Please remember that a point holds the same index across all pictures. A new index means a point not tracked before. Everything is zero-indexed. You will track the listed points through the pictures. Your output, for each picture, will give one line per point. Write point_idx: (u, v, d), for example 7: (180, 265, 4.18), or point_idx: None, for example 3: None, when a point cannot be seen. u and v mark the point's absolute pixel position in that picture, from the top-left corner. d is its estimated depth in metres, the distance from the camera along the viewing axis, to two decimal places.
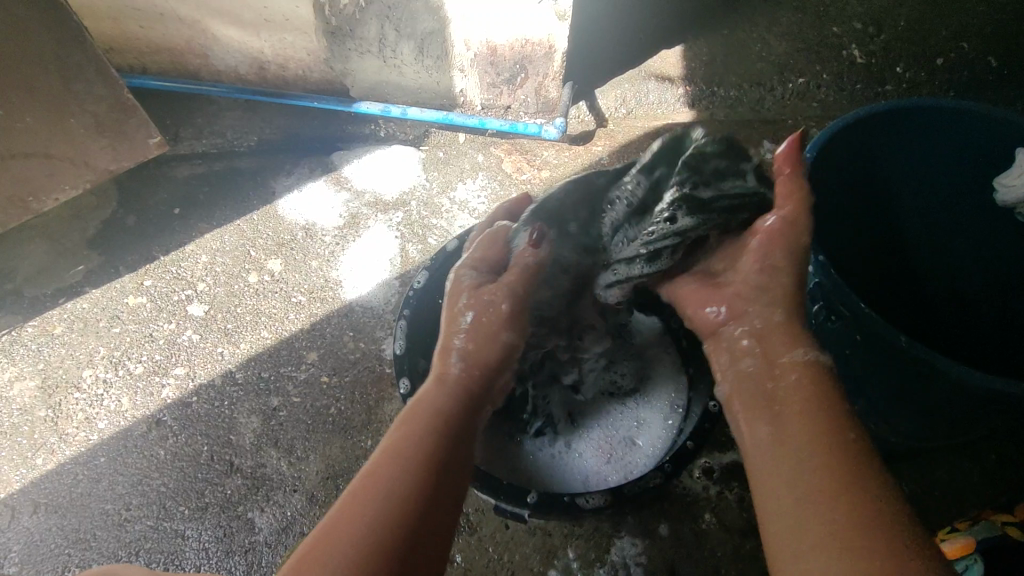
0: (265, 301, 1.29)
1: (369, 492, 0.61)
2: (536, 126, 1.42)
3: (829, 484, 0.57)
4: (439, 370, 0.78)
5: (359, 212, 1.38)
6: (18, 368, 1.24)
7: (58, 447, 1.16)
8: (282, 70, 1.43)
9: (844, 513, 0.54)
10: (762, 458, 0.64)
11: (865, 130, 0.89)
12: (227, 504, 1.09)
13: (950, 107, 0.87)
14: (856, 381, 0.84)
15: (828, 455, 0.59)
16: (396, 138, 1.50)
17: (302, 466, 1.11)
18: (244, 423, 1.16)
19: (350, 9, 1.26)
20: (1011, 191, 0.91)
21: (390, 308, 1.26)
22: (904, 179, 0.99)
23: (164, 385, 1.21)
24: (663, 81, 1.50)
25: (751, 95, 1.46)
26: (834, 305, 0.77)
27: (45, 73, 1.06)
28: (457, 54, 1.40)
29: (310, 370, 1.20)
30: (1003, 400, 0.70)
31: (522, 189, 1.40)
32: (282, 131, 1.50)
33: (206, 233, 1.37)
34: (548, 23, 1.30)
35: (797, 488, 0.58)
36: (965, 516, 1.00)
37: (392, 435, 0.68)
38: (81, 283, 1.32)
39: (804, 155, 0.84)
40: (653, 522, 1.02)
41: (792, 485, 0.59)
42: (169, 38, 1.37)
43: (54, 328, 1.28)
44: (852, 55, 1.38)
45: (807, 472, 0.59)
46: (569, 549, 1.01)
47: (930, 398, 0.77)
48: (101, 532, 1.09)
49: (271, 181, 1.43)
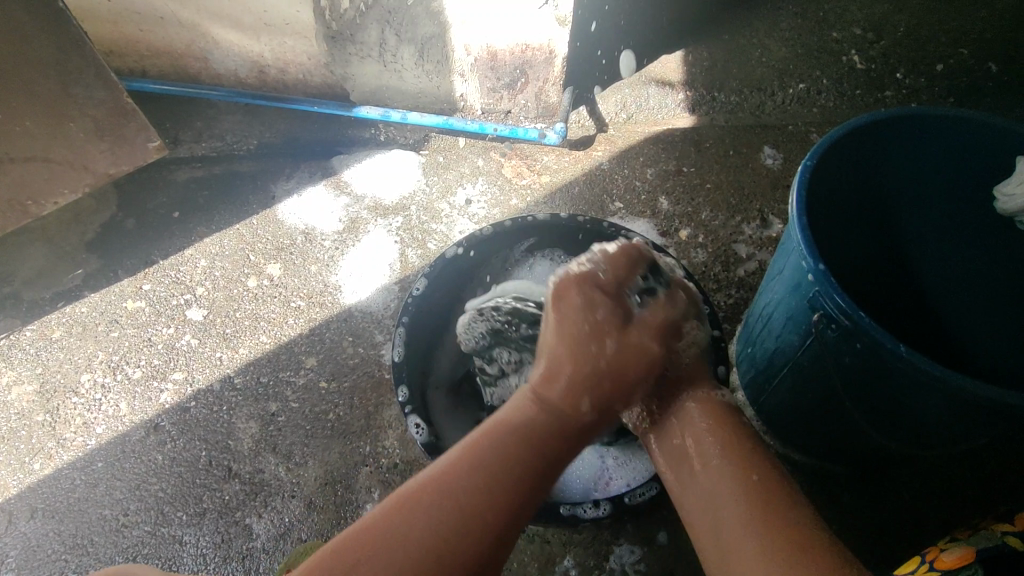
0: (264, 305, 1.29)
1: (434, 512, 0.57)
2: (536, 132, 1.41)
3: (745, 505, 0.62)
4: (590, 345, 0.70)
5: (358, 216, 1.38)
6: (16, 372, 1.24)
7: (56, 452, 1.16)
8: (282, 74, 1.43)
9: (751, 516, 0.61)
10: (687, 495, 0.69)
11: (864, 138, 0.89)
12: (225, 510, 1.09)
13: (950, 114, 0.87)
14: (855, 391, 0.84)
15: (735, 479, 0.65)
16: (397, 142, 1.50)
17: (301, 472, 1.11)
18: (242, 428, 1.16)
19: (351, 13, 1.26)
20: (1011, 200, 0.90)
21: (389, 313, 1.26)
22: (903, 187, 0.99)
23: (163, 390, 1.21)
24: (663, 86, 1.47)
25: (751, 100, 1.44)
26: (833, 314, 0.77)
27: (46, 77, 1.06)
28: (458, 58, 1.39)
29: (309, 375, 1.20)
30: (1002, 410, 0.70)
31: (522, 194, 1.39)
32: (282, 135, 1.50)
33: (205, 238, 1.37)
34: (548, 27, 1.32)
35: (718, 501, 0.64)
36: (964, 526, 0.99)
37: (489, 432, 0.64)
38: (80, 287, 1.32)
39: (804, 162, 0.84)
40: (652, 530, 1.02)
41: (715, 517, 0.64)
42: (168, 42, 1.37)
43: (53, 331, 1.28)
44: (852, 60, 1.40)
45: (727, 499, 0.64)
46: (568, 557, 1.01)
47: (930, 408, 0.77)
48: (99, 537, 1.08)
49: (270, 185, 1.43)
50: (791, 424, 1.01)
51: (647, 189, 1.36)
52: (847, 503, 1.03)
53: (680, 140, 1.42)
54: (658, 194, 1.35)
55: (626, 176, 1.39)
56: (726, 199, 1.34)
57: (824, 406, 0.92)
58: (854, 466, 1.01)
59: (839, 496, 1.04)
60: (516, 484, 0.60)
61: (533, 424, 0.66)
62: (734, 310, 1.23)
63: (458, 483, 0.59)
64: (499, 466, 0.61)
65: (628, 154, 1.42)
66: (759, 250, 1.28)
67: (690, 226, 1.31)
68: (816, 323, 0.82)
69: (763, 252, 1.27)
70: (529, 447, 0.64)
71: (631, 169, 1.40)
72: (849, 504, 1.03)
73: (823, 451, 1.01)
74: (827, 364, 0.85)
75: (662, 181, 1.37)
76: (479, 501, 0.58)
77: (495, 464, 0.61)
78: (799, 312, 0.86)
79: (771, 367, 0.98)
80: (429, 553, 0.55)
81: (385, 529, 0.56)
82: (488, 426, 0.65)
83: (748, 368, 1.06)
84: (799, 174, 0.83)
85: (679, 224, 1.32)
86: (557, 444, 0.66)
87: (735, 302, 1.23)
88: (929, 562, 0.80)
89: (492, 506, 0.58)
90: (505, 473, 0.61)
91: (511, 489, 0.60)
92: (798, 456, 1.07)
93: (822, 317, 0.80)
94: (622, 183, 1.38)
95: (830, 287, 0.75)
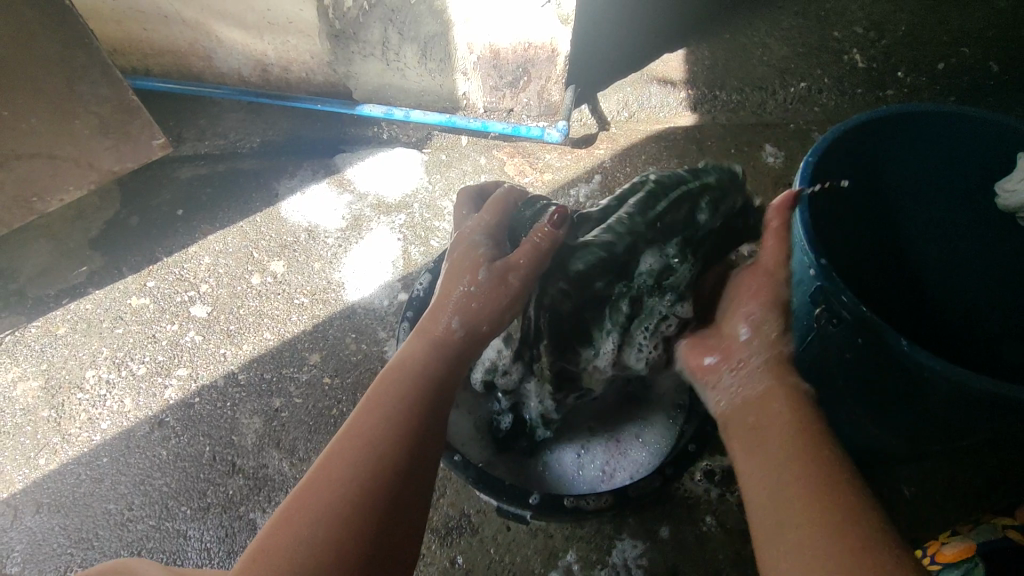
0: (268, 302, 1.29)
1: (333, 473, 0.64)
2: (539, 129, 1.42)
3: (817, 500, 0.57)
4: (431, 329, 0.78)
5: (361, 214, 1.39)
6: (21, 368, 1.25)
7: (61, 447, 1.17)
8: (286, 72, 1.44)
9: (829, 522, 0.54)
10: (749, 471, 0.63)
11: (866, 135, 0.90)
12: (229, 505, 1.09)
13: (953, 111, 0.88)
14: (856, 385, 0.85)
15: (809, 468, 0.60)
16: (399, 140, 1.50)
17: (304, 467, 1.12)
18: (246, 424, 1.16)
19: (354, 12, 1.27)
20: (1012, 196, 0.91)
21: (392, 310, 1.26)
22: (905, 185, 1.00)
23: (167, 386, 1.21)
24: (665, 84, 1.48)
25: (752, 99, 1.45)
26: (836, 309, 0.78)
27: (51, 74, 1.06)
28: (460, 57, 1.40)
29: (312, 371, 1.20)
30: (1002, 404, 0.70)
31: (524, 193, 1.40)
32: (286, 133, 1.51)
33: (209, 235, 1.38)
34: (551, 25, 1.31)
35: (787, 490, 0.59)
36: (963, 521, 1.00)
37: (372, 398, 0.71)
38: (85, 283, 1.33)
39: (808, 158, 0.85)
40: (654, 524, 1.03)
41: (782, 500, 0.59)
42: (173, 40, 1.38)
43: (58, 327, 1.28)
44: (853, 59, 1.40)
45: (799, 485, 0.59)
46: (570, 551, 1.01)
47: (930, 403, 0.77)
48: (104, 532, 1.09)
49: (274, 182, 1.44)
50: None
51: None
52: None
53: (682, 138, 1.43)
54: None
55: (628, 174, 1.39)
56: None
57: (826, 402, 0.93)
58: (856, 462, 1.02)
59: None
60: (394, 425, 0.69)
61: (410, 373, 0.74)
62: None
63: (352, 450, 0.66)
64: (386, 425, 0.68)
65: (630, 153, 1.42)
66: None
67: None
68: (817, 318, 0.82)
69: None
70: (396, 393, 0.71)
71: (633, 167, 1.40)
72: None
73: None
74: (829, 358, 0.86)
75: None
76: (372, 451, 0.66)
77: (372, 422, 0.68)
78: (801, 308, 0.87)
79: None
80: (340, 504, 0.61)
81: (294, 505, 0.62)
82: (369, 394, 0.72)
83: None
84: (802, 170, 0.83)
85: None
86: (428, 376, 0.74)
87: None
88: (931, 555, 0.82)
89: (380, 455, 0.66)
90: (393, 427, 0.68)
91: (396, 432, 0.68)
92: None
93: (824, 312, 0.80)
94: (624, 181, 1.39)
95: (833, 281, 0.76)
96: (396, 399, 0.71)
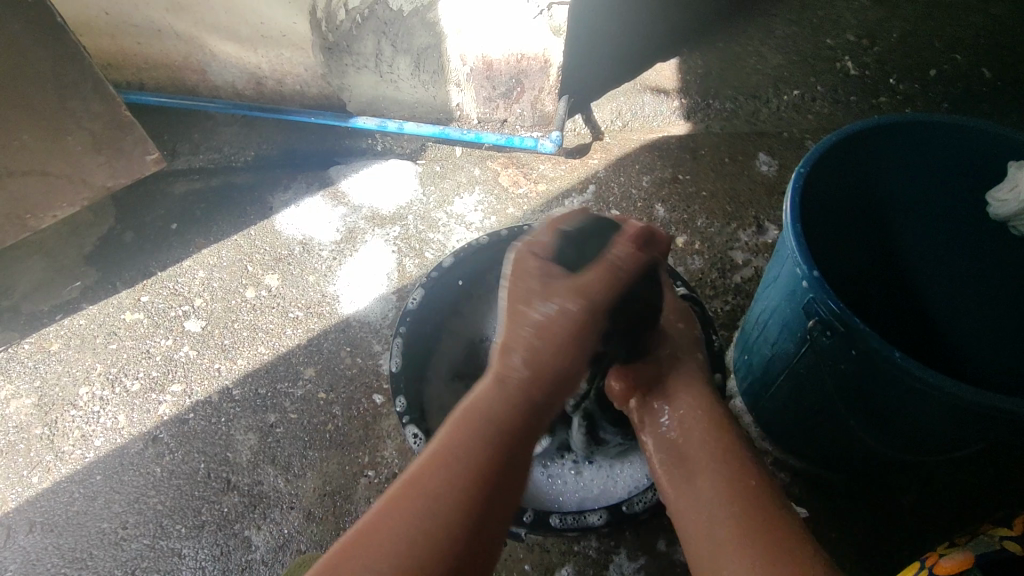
0: (262, 316, 1.29)
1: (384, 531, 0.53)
2: (533, 140, 1.42)
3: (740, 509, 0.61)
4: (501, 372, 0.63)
5: (356, 226, 1.39)
6: (14, 386, 1.24)
7: (55, 465, 1.16)
8: (279, 85, 1.44)
9: (748, 523, 0.59)
10: (679, 500, 0.67)
11: (853, 147, 0.90)
12: (225, 522, 1.09)
13: (944, 121, 0.88)
14: (849, 397, 0.85)
15: (727, 482, 0.64)
16: (394, 152, 1.51)
17: (300, 483, 1.11)
18: (241, 440, 1.16)
19: (348, 25, 1.28)
20: (1002, 206, 0.90)
21: (387, 323, 1.26)
22: (898, 195, 1.00)
23: (161, 402, 1.21)
24: (658, 93, 1.47)
25: (747, 107, 1.44)
26: (829, 321, 0.77)
27: (45, 92, 1.07)
28: (453, 68, 1.39)
29: (308, 386, 1.20)
30: (997, 417, 0.70)
31: (519, 204, 1.40)
32: (280, 146, 1.51)
33: (202, 249, 1.38)
34: (544, 36, 1.29)
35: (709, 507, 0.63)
36: (961, 531, 0.99)
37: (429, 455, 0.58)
38: (78, 299, 1.32)
39: (798, 170, 0.85)
40: (652, 538, 1.02)
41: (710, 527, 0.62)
42: (167, 54, 1.37)
43: (51, 344, 1.28)
44: (846, 67, 1.42)
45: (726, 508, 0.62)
46: (567, 566, 1.01)
47: (925, 415, 0.77)
48: (97, 551, 1.08)
49: (269, 197, 1.44)
50: (789, 431, 1.01)
51: (644, 197, 1.37)
52: (846, 512, 1.03)
53: (676, 148, 1.43)
54: (655, 202, 1.36)
55: (623, 185, 1.39)
56: (723, 206, 1.34)
57: (821, 412, 0.92)
58: (853, 473, 1.01)
59: (838, 503, 1.04)
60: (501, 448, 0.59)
61: (460, 443, 0.58)
62: (730, 317, 1.22)
63: (401, 511, 0.54)
64: (447, 485, 0.55)
65: (624, 163, 1.42)
66: (756, 257, 1.29)
67: (686, 233, 1.32)
68: (811, 330, 0.82)
69: (759, 259, 1.28)
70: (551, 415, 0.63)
71: (628, 177, 1.40)
72: (848, 512, 1.03)
73: (822, 458, 1.01)
74: (823, 370, 0.86)
75: (658, 189, 1.37)
76: (417, 514, 0.54)
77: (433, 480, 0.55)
78: (795, 319, 0.87)
79: (769, 373, 0.98)
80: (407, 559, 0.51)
81: None
82: (425, 455, 0.58)
83: (747, 374, 1.07)
84: (793, 182, 0.83)
85: (675, 232, 1.32)
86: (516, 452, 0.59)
87: (733, 308, 1.23)
88: (928, 567, 0.80)
89: (447, 510, 0.54)
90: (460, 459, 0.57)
91: (459, 499, 0.55)
92: (797, 463, 1.07)
93: (816, 323, 0.80)
94: (619, 191, 1.38)
95: (825, 294, 0.75)
96: (464, 444, 0.58)
